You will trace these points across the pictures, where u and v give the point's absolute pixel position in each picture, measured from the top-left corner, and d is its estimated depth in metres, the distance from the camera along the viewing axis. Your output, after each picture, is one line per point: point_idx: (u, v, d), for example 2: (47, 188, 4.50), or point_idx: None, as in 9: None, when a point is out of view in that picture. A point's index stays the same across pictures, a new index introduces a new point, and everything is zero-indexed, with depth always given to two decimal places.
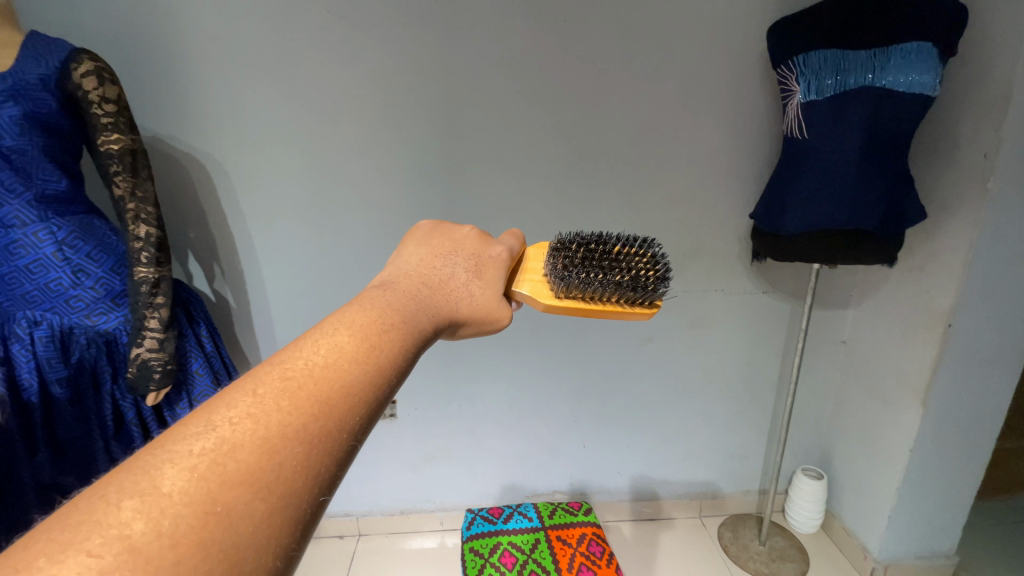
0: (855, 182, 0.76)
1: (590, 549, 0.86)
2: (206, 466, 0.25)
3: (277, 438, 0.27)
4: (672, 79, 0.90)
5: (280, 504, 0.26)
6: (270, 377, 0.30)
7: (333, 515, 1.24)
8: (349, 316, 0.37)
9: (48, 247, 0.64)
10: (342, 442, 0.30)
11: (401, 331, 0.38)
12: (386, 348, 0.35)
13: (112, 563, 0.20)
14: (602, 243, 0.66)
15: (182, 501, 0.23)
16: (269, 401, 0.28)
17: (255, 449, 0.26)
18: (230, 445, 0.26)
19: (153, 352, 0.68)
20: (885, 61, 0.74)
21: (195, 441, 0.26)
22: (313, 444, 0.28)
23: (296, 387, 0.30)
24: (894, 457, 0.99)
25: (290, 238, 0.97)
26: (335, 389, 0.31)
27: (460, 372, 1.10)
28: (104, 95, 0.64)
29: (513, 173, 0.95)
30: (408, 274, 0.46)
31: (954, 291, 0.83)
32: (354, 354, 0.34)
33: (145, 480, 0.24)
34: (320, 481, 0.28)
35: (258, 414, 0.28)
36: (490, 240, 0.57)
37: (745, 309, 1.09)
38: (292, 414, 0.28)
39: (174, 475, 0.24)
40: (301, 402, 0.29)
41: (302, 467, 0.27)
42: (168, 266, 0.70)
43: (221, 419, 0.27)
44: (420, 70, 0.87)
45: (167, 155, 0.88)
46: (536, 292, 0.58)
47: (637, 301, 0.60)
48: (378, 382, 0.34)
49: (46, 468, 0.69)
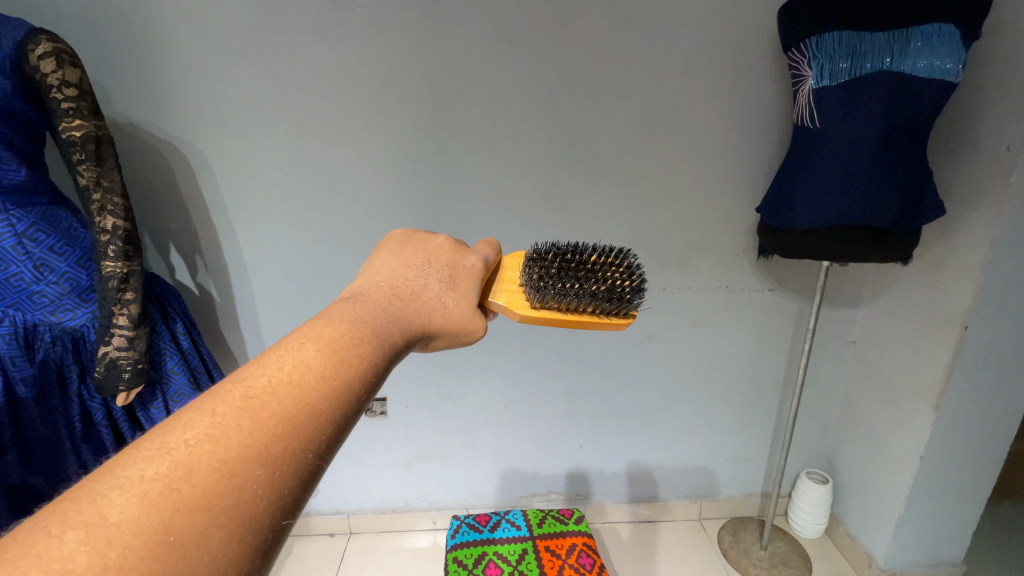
0: (867, 174, 0.71)
1: (579, 561, 0.83)
2: (157, 492, 0.23)
3: (236, 460, 0.25)
4: (675, 65, 0.85)
5: (238, 530, 0.24)
6: (231, 395, 0.28)
7: (324, 513, 1.22)
8: (317, 328, 0.34)
9: (7, 240, 0.60)
10: (307, 462, 0.28)
11: (373, 343, 0.35)
12: (356, 362, 0.33)
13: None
14: (578, 253, 0.63)
15: (131, 530, 0.21)
16: (229, 422, 0.26)
17: (212, 472, 0.24)
18: (185, 469, 0.24)
19: (122, 351, 0.65)
20: (904, 45, 0.68)
21: (149, 465, 0.24)
22: (276, 466, 0.27)
23: (258, 406, 0.28)
24: (903, 463, 0.95)
25: (274, 230, 0.94)
26: (300, 406, 0.29)
27: (452, 369, 1.06)
28: (64, 78, 0.60)
29: (507, 164, 0.91)
30: (379, 285, 0.44)
31: (971, 293, 0.79)
32: (321, 369, 0.31)
33: (91, 508, 0.22)
34: (282, 504, 0.26)
35: (217, 435, 0.26)
36: (466, 250, 0.53)
37: (749, 308, 1.04)
38: (253, 435, 0.26)
39: (123, 502, 0.22)
40: (264, 422, 0.27)
41: (263, 491, 0.26)
42: (139, 260, 0.67)
43: (177, 440, 0.25)
44: (406, 54, 0.82)
45: (145, 144, 0.85)
46: (511, 303, 0.55)
47: (613, 312, 0.57)
48: (347, 398, 0.31)
49: (15, 470, 0.67)
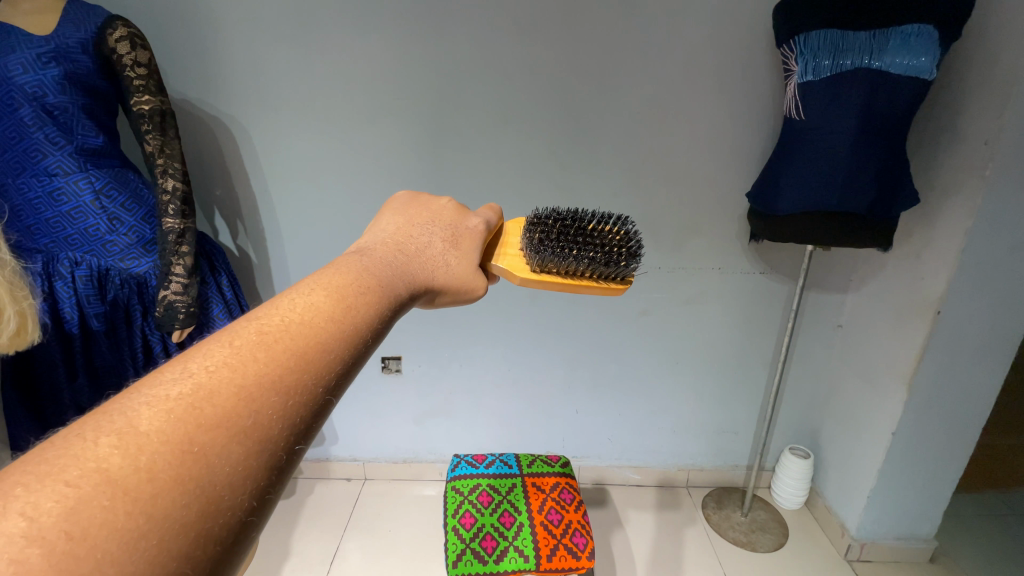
0: (847, 163, 0.77)
1: (561, 495, 0.94)
2: (182, 409, 0.27)
3: (253, 388, 0.30)
4: (676, 56, 0.91)
5: (255, 447, 0.29)
6: (246, 333, 0.34)
7: (342, 459, 1.35)
8: (328, 280, 0.41)
9: (87, 196, 0.72)
10: (316, 394, 0.33)
11: (375, 294, 0.43)
12: (362, 309, 0.40)
13: (90, 492, 0.23)
14: (578, 220, 0.71)
15: (159, 439, 0.26)
16: (245, 354, 0.32)
17: (231, 396, 0.29)
18: (207, 392, 0.29)
19: (178, 295, 0.76)
20: (883, 44, 0.73)
21: (174, 388, 0.29)
22: (287, 394, 0.32)
23: (273, 342, 0.34)
24: (877, 439, 1.01)
25: (306, 200, 1.04)
26: (310, 345, 0.35)
27: (460, 333, 1.16)
28: (136, 59, 0.72)
29: (517, 146, 0.99)
30: (385, 242, 0.52)
31: (946, 279, 0.84)
32: (329, 314, 0.38)
33: (123, 420, 0.26)
34: (293, 429, 0.31)
35: (234, 364, 0.31)
36: (467, 212, 0.63)
37: (741, 289, 1.11)
38: (267, 367, 0.32)
39: (152, 415, 0.27)
40: (276, 356, 0.33)
41: (277, 415, 0.31)
42: (193, 219, 0.78)
43: (198, 368, 0.30)
44: (428, 43, 0.91)
45: (196, 118, 0.95)
46: (513, 267, 0.64)
47: (611, 277, 0.66)
48: (353, 340, 0.38)
49: (85, 393, 0.81)
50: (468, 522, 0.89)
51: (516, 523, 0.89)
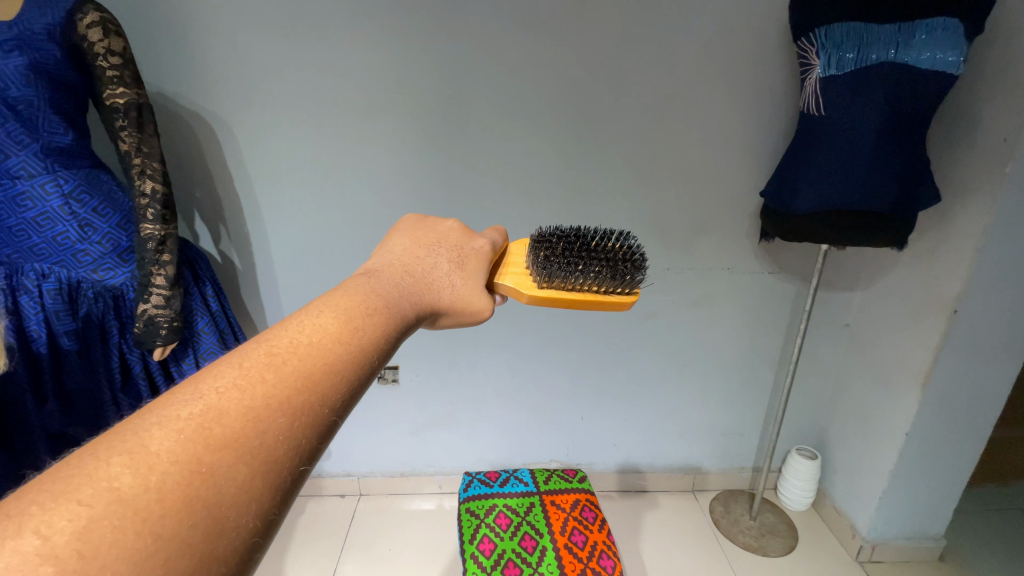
0: (870, 161, 0.74)
1: (582, 514, 0.94)
2: (192, 429, 0.24)
3: (262, 408, 0.27)
4: (689, 50, 0.88)
5: (264, 472, 0.25)
6: (255, 351, 0.30)
7: (335, 475, 1.28)
8: (334, 298, 0.37)
9: (55, 201, 0.65)
10: (324, 417, 0.29)
11: (385, 316, 0.38)
12: (372, 329, 0.36)
13: (102, 511, 0.20)
14: (581, 236, 0.68)
15: (169, 459, 0.23)
16: (254, 373, 0.28)
17: (241, 416, 0.26)
18: (216, 411, 0.25)
19: (160, 309, 0.69)
20: (908, 38, 0.71)
21: (184, 404, 0.25)
22: (296, 416, 0.28)
23: (282, 362, 0.30)
24: (890, 440, 1.00)
25: (296, 202, 0.97)
26: (319, 366, 0.31)
27: (461, 340, 1.10)
28: (109, 47, 0.64)
29: (521, 144, 0.94)
30: (392, 263, 0.47)
31: (963, 279, 0.82)
32: (339, 334, 0.33)
33: (134, 439, 0.23)
34: (301, 451, 0.27)
35: (244, 384, 0.27)
36: (474, 234, 0.58)
37: (749, 289, 1.08)
38: (277, 387, 0.28)
39: (162, 434, 0.24)
40: (286, 376, 0.29)
41: (286, 439, 0.27)
42: (174, 224, 0.71)
43: (208, 387, 0.27)
44: (428, 34, 0.85)
45: (174, 114, 0.88)
46: (519, 285, 0.59)
47: (619, 290, 0.61)
48: (361, 362, 0.33)
49: (55, 418, 0.72)
50: (487, 549, 0.87)
51: (539, 547, 0.87)
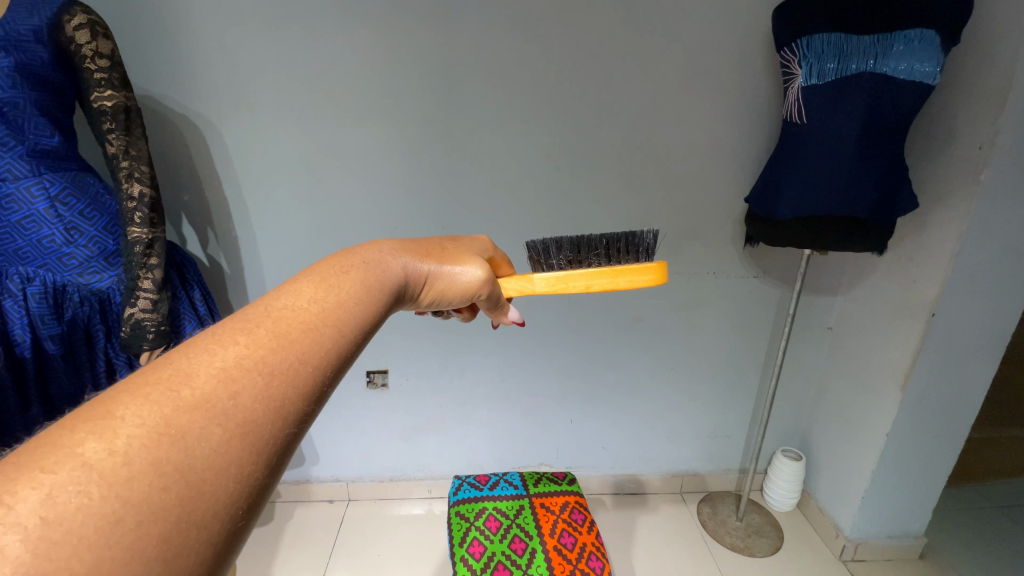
0: (849, 168, 0.76)
1: (572, 516, 0.94)
2: (161, 394, 0.26)
3: (235, 369, 0.29)
4: (675, 58, 0.89)
5: (241, 429, 0.27)
6: (230, 324, 0.32)
7: (324, 480, 1.27)
8: (309, 274, 0.40)
9: (41, 204, 0.64)
10: (301, 373, 0.31)
11: (360, 283, 0.41)
12: (344, 295, 0.38)
13: (66, 477, 0.21)
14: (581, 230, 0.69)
15: (135, 422, 0.24)
16: (227, 341, 0.30)
17: (211, 379, 0.27)
18: (185, 376, 0.27)
19: (148, 312, 0.68)
20: (888, 49, 0.73)
21: (153, 373, 0.27)
22: (271, 374, 0.30)
23: (255, 329, 0.32)
24: (871, 441, 1.02)
25: (285, 206, 0.97)
26: (293, 329, 0.33)
27: (451, 344, 1.10)
28: (97, 49, 0.64)
29: (510, 149, 0.95)
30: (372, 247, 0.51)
31: (940, 283, 0.85)
32: (312, 301, 0.36)
33: (101, 407, 0.24)
34: (280, 408, 0.29)
35: (215, 351, 0.29)
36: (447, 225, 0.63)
37: (735, 293, 1.10)
38: (250, 350, 0.30)
39: (130, 401, 0.25)
40: (258, 340, 0.31)
41: (263, 395, 0.29)
42: (162, 228, 0.71)
43: (180, 357, 0.29)
44: (418, 40, 0.86)
45: (162, 117, 0.87)
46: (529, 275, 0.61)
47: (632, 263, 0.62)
48: (338, 322, 0.36)
49: (38, 423, 0.71)
50: (477, 551, 0.87)
51: (529, 550, 0.87)
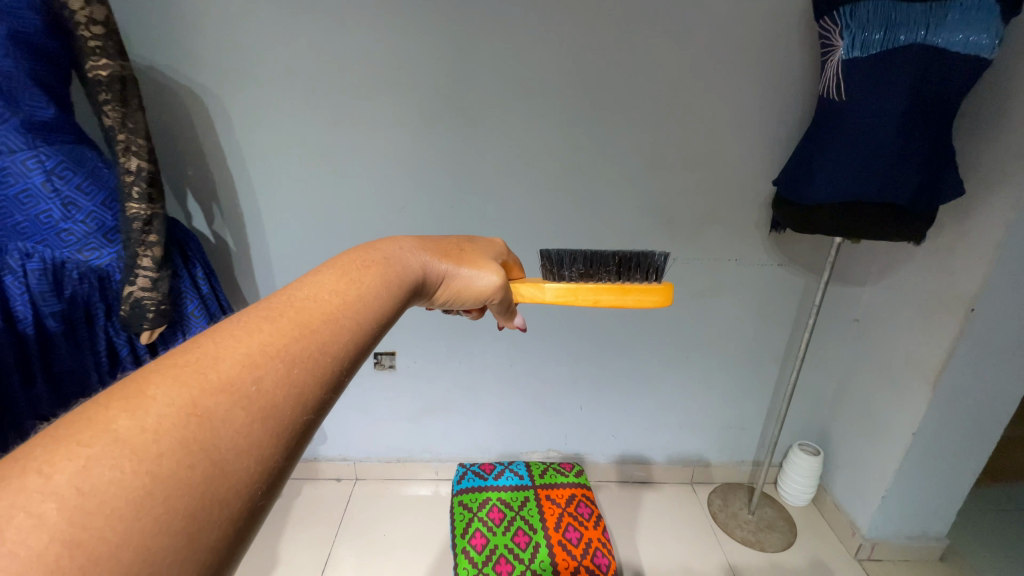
0: (891, 150, 0.70)
1: (578, 509, 0.93)
2: (190, 374, 0.25)
3: (260, 356, 0.28)
4: (704, 28, 0.83)
5: (264, 414, 0.26)
6: (256, 310, 0.32)
7: (332, 458, 1.27)
8: (333, 262, 0.39)
9: (37, 176, 0.62)
10: (322, 363, 0.31)
11: (382, 275, 0.40)
12: (365, 287, 0.37)
13: (101, 451, 0.21)
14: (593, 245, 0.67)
15: (165, 402, 0.24)
16: (252, 327, 0.30)
17: (237, 363, 0.27)
18: (214, 359, 0.27)
19: (147, 291, 0.67)
20: (942, 17, 0.66)
21: (182, 355, 0.27)
22: (292, 362, 0.29)
23: (279, 317, 0.31)
24: (895, 438, 0.98)
25: (292, 183, 0.94)
26: (315, 319, 0.32)
27: (459, 327, 1.08)
28: (92, 16, 0.61)
29: (524, 125, 0.90)
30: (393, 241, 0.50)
31: (982, 276, 0.79)
32: (334, 292, 0.35)
33: (133, 385, 0.24)
34: (301, 396, 0.29)
35: (241, 336, 0.29)
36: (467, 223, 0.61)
37: (756, 281, 1.05)
38: (273, 337, 0.30)
39: (161, 380, 0.25)
40: (282, 328, 0.31)
41: (285, 382, 0.28)
42: (161, 204, 0.68)
43: (208, 340, 0.28)
44: (429, 7, 0.81)
45: (165, 87, 0.84)
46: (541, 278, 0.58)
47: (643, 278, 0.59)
48: (359, 315, 0.35)
49: (44, 400, 0.70)
50: (479, 544, 0.86)
51: (532, 544, 0.86)
